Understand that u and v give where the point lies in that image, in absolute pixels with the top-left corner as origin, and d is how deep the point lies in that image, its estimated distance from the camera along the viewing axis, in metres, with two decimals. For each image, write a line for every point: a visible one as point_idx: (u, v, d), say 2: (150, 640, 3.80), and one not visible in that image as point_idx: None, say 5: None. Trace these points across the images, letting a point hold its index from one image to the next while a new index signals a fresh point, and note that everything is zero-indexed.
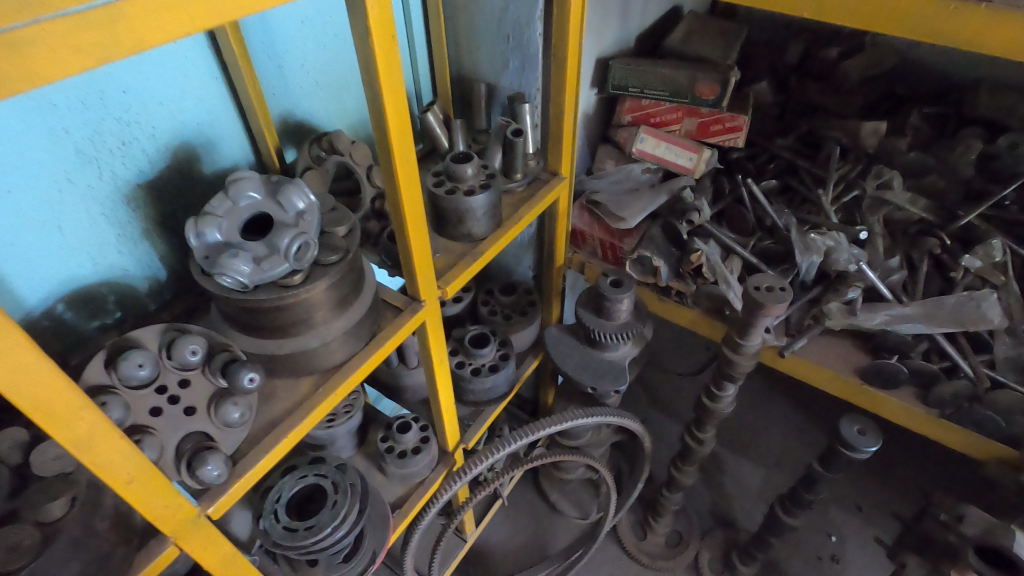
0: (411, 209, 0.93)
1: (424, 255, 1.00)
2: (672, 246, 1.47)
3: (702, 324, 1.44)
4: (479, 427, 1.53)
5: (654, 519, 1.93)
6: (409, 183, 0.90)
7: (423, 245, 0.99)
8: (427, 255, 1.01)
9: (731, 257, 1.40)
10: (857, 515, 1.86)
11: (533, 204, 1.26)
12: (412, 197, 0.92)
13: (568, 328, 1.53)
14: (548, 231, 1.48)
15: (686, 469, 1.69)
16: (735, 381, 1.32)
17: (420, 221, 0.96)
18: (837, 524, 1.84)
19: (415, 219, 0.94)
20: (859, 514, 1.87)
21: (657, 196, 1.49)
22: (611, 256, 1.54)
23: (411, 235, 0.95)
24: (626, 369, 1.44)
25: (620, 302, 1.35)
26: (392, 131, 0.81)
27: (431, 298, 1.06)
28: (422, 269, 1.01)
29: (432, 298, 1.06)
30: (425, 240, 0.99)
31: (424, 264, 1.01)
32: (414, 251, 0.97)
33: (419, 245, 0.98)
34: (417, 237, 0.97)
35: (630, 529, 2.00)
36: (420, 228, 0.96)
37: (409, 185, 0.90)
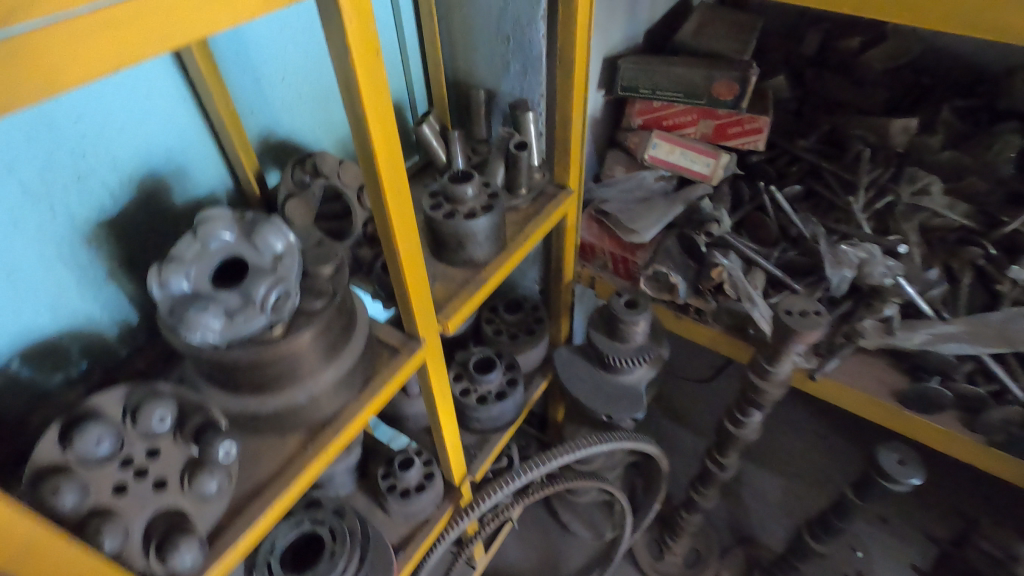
0: (405, 243, 0.83)
1: (421, 291, 0.90)
2: (689, 259, 1.36)
3: (724, 344, 1.34)
4: (486, 456, 1.43)
5: (671, 538, 1.84)
6: (402, 215, 0.80)
7: (421, 281, 0.89)
8: (424, 290, 0.91)
9: (754, 271, 1.30)
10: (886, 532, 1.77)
11: (539, 223, 1.16)
12: (406, 231, 0.82)
13: (579, 349, 1.43)
14: (556, 246, 1.38)
15: (707, 491, 1.60)
16: (762, 408, 1.22)
17: (416, 254, 0.86)
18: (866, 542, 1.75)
19: (410, 254, 0.85)
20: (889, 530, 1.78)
21: (672, 206, 1.38)
22: (623, 270, 1.44)
23: (406, 271, 0.85)
24: (643, 394, 1.34)
25: (636, 324, 1.25)
26: (380, 161, 0.71)
27: (431, 335, 0.96)
28: (420, 306, 0.91)
29: (432, 335, 0.96)
30: (423, 274, 0.89)
31: (421, 300, 0.91)
32: (410, 287, 0.87)
33: (415, 280, 0.88)
34: (413, 272, 0.87)
35: (646, 548, 1.92)
36: (416, 262, 0.86)
37: (403, 217, 0.80)
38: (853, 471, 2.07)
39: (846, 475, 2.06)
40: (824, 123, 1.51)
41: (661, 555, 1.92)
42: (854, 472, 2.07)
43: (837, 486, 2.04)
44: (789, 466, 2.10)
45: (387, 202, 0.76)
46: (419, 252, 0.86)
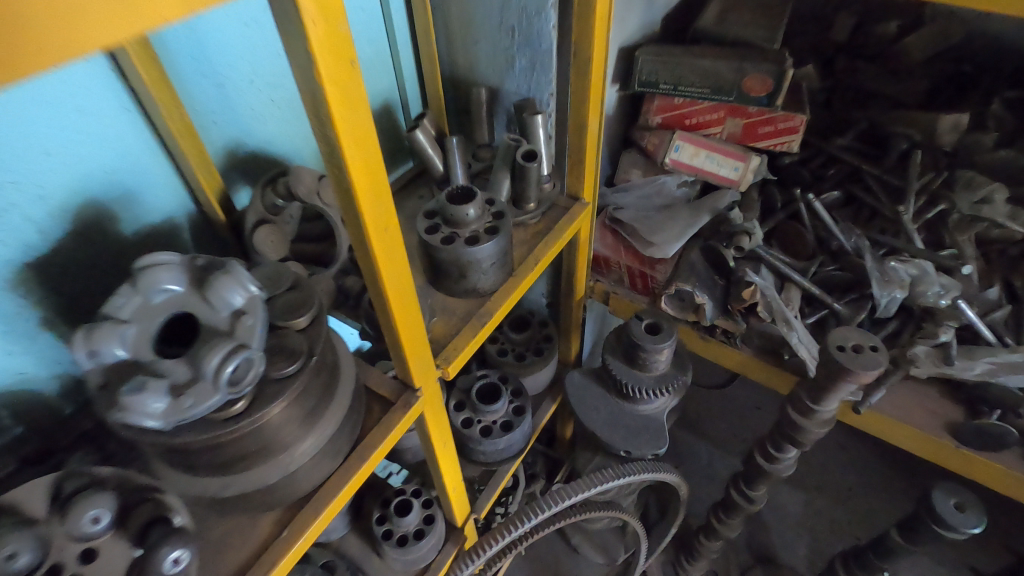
0: (398, 288, 0.69)
1: (417, 337, 0.76)
2: (715, 275, 1.23)
3: (755, 368, 1.21)
4: (492, 490, 1.31)
5: (687, 561, 1.73)
6: (392, 257, 0.65)
7: (416, 326, 0.75)
8: (420, 335, 0.77)
9: (789, 289, 1.16)
10: None
11: (551, 242, 1.01)
12: (397, 273, 0.67)
13: (593, 373, 1.29)
14: (567, 261, 1.24)
15: (731, 521, 1.48)
16: (801, 447, 1.09)
17: (410, 298, 0.72)
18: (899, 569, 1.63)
19: (403, 298, 0.71)
20: None
21: (697, 216, 1.24)
22: (641, 285, 1.30)
23: (399, 318, 0.71)
24: (665, 426, 1.21)
25: (659, 353, 1.12)
26: (362, 196, 0.57)
27: (429, 383, 0.82)
28: (416, 353, 0.77)
29: (430, 382, 0.82)
30: (418, 318, 0.75)
31: (418, 347, 0.77)
32: (403, 335, 0.74)
33: (410, 326, 0.74)
34: (407, 318, 0.73)
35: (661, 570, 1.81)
36: (409, 306, 0.72)
37: (393, 259, 0.66)
38: (880, 484, 1.95)
39: (872, 489, 1.94)
40: (863, 119, 1.37)
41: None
42: (880, 485, 1.95)
43: (862, 500, 1.92)
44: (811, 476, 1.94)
45: (372, 244, 0.62)
46: (414, 295, 0.72)
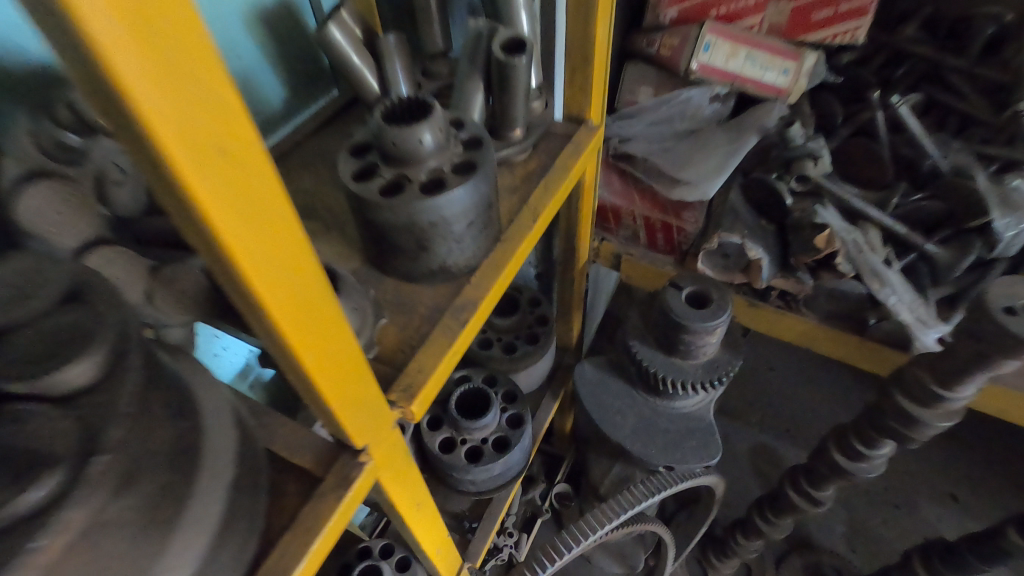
0: (293, 293, 0.32)
1: (348, 373, 0.41)
2: (762, 220, 0.91)
3: (824, 339, 0.91)
4: (485, 532, 0.97)
5: (716, 558, 1.40)
6: (266, 233, 0.29)
7: (343, 352, 0.39)
8: (353, 367, 0.41)
9: (868, 229, 0.85)
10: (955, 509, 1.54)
11: (554, 184, 0.67)
12: (287, 264, 0.31)
13: (608, 363, 0.98)
14: (568, 215, 0.90)
15: (780, 520, 1.20)
16: (907, 444, 0.79)
17: (323, 306, 0.35)
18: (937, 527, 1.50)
19: (309, 313, 0.34)
20: (958, 506, 1.55)
21: (739, 138, 0.90)
22: (662, 242, 0.99)
23: (301, 350, 0.35)
24: (713, 427, 0.90)
25: (710, 335, 0.80)
26: (130, 81, 0.20)
27: (378, 439, 0.47)
28: (349, 400, 0.42)
29: (382, 436, 0.48)
30: (344, 339, 0.39)
31: (352, 389, 0.42)
32: (317, 375, 0.38)
33: (330, 357, 0.38)
34: (321, 345, 0.37)
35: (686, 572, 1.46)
36: (322, 321, 0.36)
37: (270, 237, 0.29)
38: None
39: None
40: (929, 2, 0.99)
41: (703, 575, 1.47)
42: None
43: None
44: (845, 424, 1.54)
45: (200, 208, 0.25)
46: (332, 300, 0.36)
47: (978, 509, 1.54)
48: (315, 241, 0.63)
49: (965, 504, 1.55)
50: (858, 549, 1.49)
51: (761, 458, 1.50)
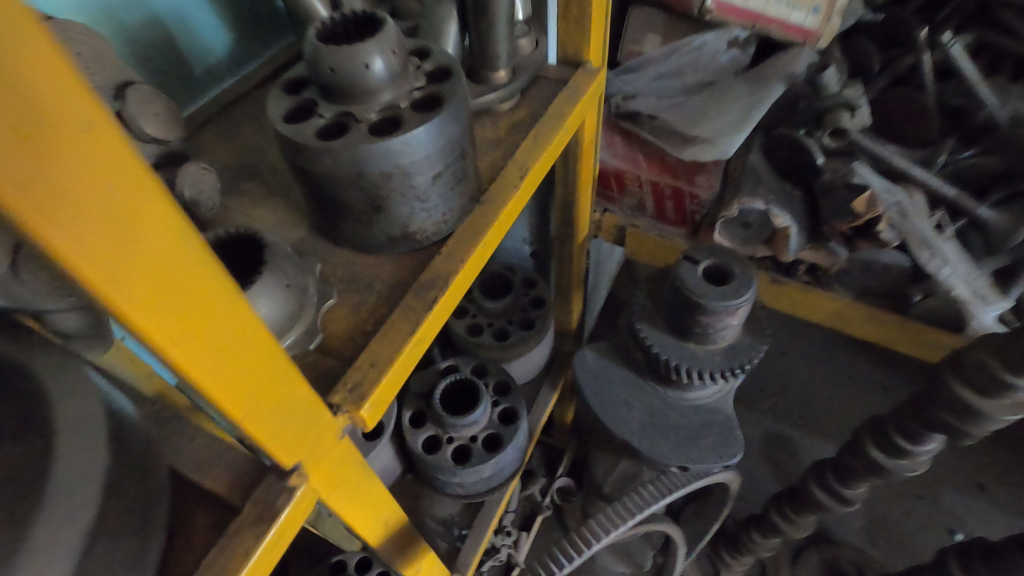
0: (174, 288, 0.23)
1: (277, 396, 0.31)
2: (788, 184, 0.79)
3: (859, 320, 0.80)
4: (476, 540, 0.86)
5: (728, 555, 1.29)
6: (110, 210, 0.19)
7: (272, 373, 0.30)
8: (285, 388, 0.32)
9: (913, 191, 0.74)
10: (981, 499, 1.44)
11: (547, 133, 0.56)
12: (157, 258, 0.21)
13: (612, 349, 0.86)
14: (565, 180, 0.78)
15: (800, 517, 1.09)
16: (960, 439, 0.69)
17: (235, 320, 0.26)
18: (961, 517, 1.41)
19: (212, 331, 0.25)
20: (984, 496, 1.45)
21: (762, 88, 0.79)
22: (671, 211, 0.88)
23: (204, 378, 0.26)
24: (733, 421, 0.79)
25: (732, 316, 0.68)
26: None
27: (318, 455, 0.37)
28: (280, 427, 0.32)
29: (323, 450, 0.37)
30: (271, 356, 0.30)
31: (285, 415, 0.32)
32: (232, 406, 0.29)
33: (251, 381, 0.29)
34: (237, 367, 0.28)
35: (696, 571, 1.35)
36: (234, 339, 0.27)
37: (120, 218, 0.19)
38: None
39: None
40: None
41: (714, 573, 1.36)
42: None
43: None
44: (864, 411, 1.43)
45: None
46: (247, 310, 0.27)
47: (1005, 498, 1.44)
48: (252, 206, 0.51)
49: (992, 493, 1.45)
50: (878, 542, 1.40)
51: (774, 447, 1.40)
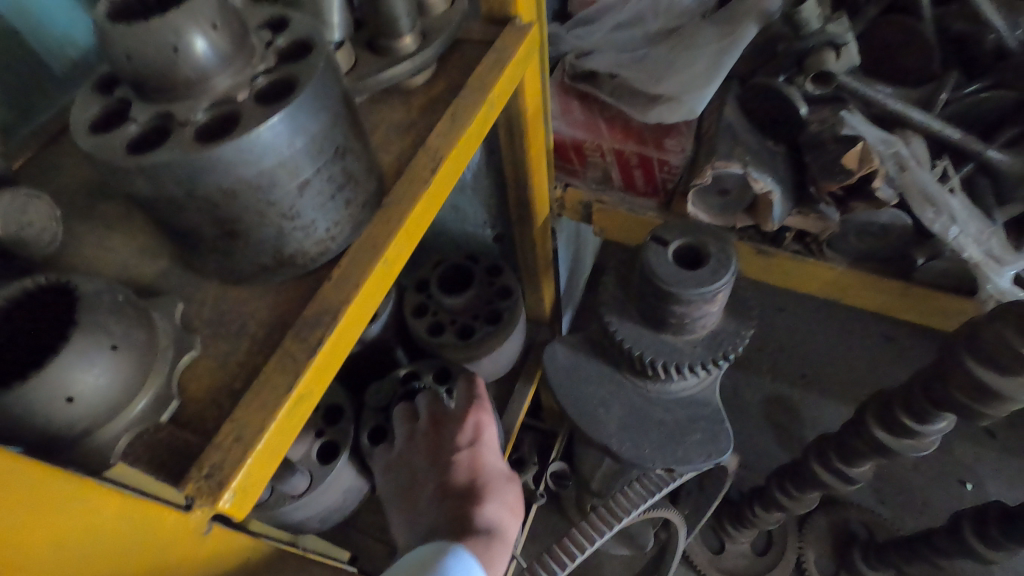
0: None
1: (10, 511, 0.23)
2: (768, 141, 0.69)
3: (858, 289, 0.71)
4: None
5: (733, 529, 1.22)
6: None
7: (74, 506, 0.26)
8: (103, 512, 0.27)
9: (911, 138, 0.65)
10: (990, 446, 1.38)
11: (464, 108, 0.46)
12: None
13: (585, 341, 0.77)
14: (514, 155, 0.68)
15: (803, 493, 1.02)
16: (975, 420, 0.61)
17: (54, 489, 0.25)
18: (970, 467, 1.35)
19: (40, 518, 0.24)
20: (993, 443, 1.38)
21: (733, 29, 0.68)
22: (640, 180, 0.77)
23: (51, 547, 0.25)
24: (722, 413, 0.71)
25: (709, 304, 0.59)
26: None
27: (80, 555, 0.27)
28: (24, 553, 0.24)
29: (96, 539, 0.27)
30: (58, 490, 0.25)
31: (75, 542, 0.26)
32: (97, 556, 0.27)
33: (42, 524, 0.25)
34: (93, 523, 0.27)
35: (700, 543, 1.29)
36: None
37: None
38: None
39: None
40: None
41: (720, 545, 1.31)
42: None
43: None
44: (865, 366, 1.35)
45: None
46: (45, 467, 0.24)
47: (1015, 443, 1.38)
48: (102, 232, 0.41)
49: (1002, 440, 1.39)
50: (888, 501, 1.34)
51: (775, 410, 1.33)
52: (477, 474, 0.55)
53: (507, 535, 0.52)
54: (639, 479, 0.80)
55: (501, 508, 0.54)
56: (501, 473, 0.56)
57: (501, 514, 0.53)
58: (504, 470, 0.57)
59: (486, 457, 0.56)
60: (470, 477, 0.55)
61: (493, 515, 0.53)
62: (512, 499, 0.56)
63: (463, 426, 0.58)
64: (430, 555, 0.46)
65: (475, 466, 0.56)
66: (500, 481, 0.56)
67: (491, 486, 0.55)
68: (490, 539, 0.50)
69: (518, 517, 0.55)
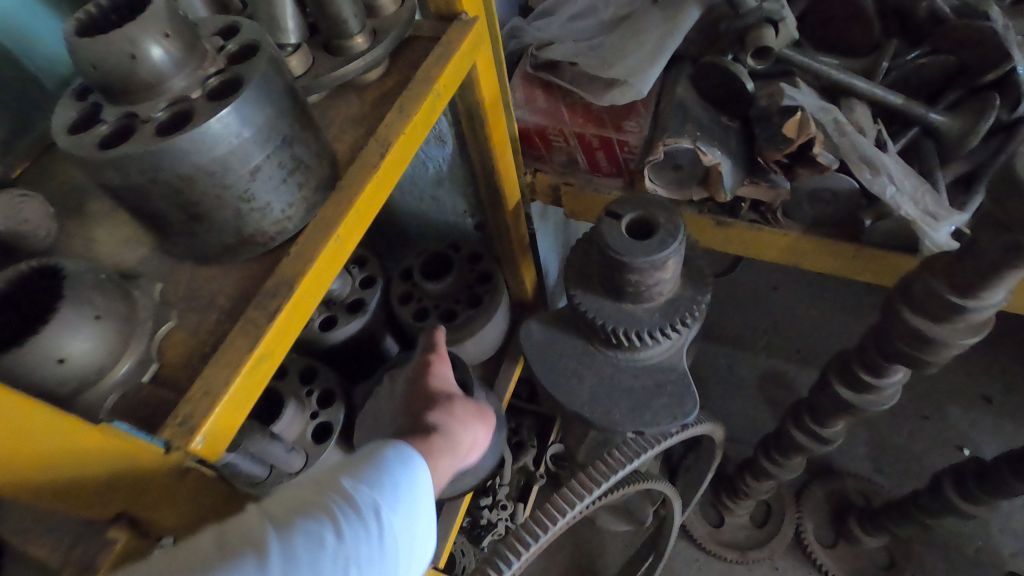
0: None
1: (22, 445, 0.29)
2: (721, 116, 0.72)
3: (812, 253, 0.74)
4: (440, 540, 0.79)
5: (730, 501, 1.25)
6: None
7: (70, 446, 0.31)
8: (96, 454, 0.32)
9: (853, 106, 0.68)
10: (987, 411, 1.38)
11: (411, 99, 0.50)
12: None
13: (559, 318, 0.81)
14: (479, 143, 0.73)
15: (789, 460, 1.05)
16: (923, 369, 0.63)
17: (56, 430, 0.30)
18: (966, 432, 1.36)
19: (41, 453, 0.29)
20: (990, 408, 1.39)
21: (678, 14, 0.74)
22: (604, 161, 0.80)
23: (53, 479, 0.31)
24: (688, 376, 0.74)
25: (663, 268, 0.63)
26: None
27: (52, 466, 0.30)
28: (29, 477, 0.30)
29: (2, 443, 0.28)
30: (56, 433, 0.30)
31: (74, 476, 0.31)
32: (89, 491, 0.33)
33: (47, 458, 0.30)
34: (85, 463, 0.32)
35: (699, 517, 1.33)
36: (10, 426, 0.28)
37: None
38: None
39: None
40: None
41: (720, 519, 1.34)
42: None
43: None
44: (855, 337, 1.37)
45: None
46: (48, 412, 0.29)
47: (1013, 408, 1.38)
48: (92, 227, 0.46)
49: (999, 405, 1.39)
50: (885, 468, 1.35)
51: (770, 385, 1.36)
52: (427, 394, 0.57)
53: (454, 434, 0.52)
54: (619, 447, 0.84)
55: (450, 415, 0.54)
56: (450, 393, 0.58)
57: (447, 419, 0.54)
58: (455, 391, 0.58)
59: (435, 381, 0.59)
60: (421, 400, 0.58)
61: (437, 419, 0.53)
62: (462, 411, 0.56)
63: (416, 361, 0.62)
64: (373, 449, 0.43)
65: (427, 389, 0.59)
66: (447, 398, 0.56)
67: (440, 400, 0.56)
68: (431, 435, 0.51)
69: (469, 426, 0.54)
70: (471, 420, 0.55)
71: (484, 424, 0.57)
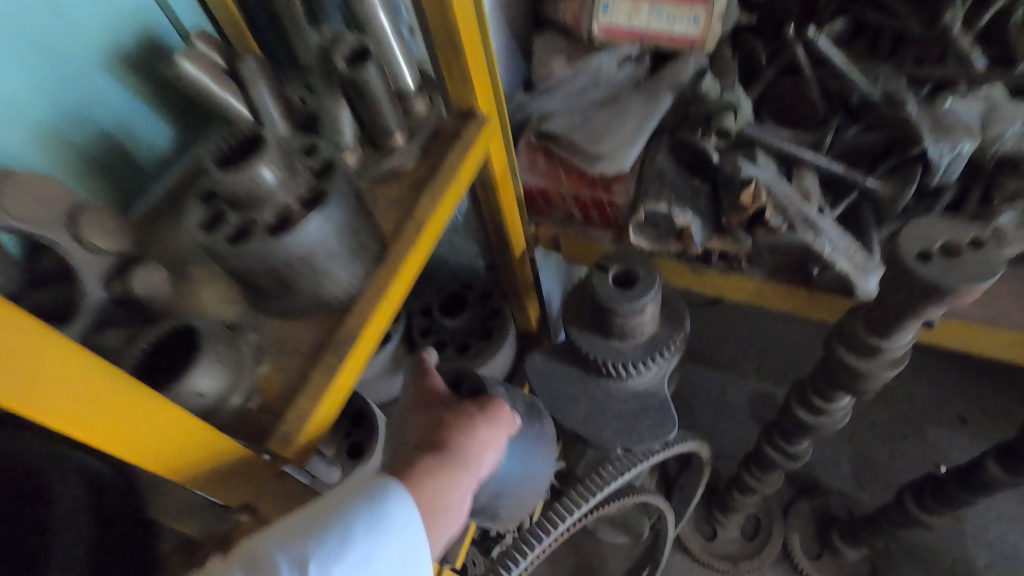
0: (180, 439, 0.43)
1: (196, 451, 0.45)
2: (693, 180, 0.87)
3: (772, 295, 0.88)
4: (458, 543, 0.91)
5: (721, 514, 1.36)
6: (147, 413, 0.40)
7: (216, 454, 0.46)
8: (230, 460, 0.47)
9: (802, 176, 0.81)
10: (961, 432, 1.49)
11: (440, 188, 0.64)
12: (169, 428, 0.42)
13: (559, 350, 0.94)
14: (491, 205, 0.87)
15: (768, 475, 1.17)
16: (860, 395, 0.76)
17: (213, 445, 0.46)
18: (941, 451, 1.46)
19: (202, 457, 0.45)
20: (964, 429, 1.49)
21: (655, 101, 0.89)
22: (597, 217, 0.94)
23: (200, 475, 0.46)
24: (668, 401, 0.88)
25: (641, 312, 0.77)
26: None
27: (206, 467, 0.46)
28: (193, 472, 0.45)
29: (187, 447, 0.44)
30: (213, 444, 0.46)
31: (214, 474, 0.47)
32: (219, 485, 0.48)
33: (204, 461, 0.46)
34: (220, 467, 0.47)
35: (693, 531, 1.43)
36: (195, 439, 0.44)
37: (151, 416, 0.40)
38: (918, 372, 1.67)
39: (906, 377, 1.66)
40: None
41: (713, 532, 1.44)
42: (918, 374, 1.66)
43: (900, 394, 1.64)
44: None
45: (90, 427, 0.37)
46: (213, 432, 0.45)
47: (986, 429, 1.49)
48: (199, 289, 0.61)
49: (972, 426, 1.49)
50: (866, 484, 1.45)
51: (758, 406, 1.48)
52: (427, 411, 0.61)
53: (453, 450, 0.56)
54: (613, 462, 0.97)
55: (451, 428, 0.58)
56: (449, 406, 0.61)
57: (449, 433, 0.57)
58: (454, 402, 0.62)
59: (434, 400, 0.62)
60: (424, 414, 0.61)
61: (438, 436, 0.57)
62: (459, 420, 0.59)
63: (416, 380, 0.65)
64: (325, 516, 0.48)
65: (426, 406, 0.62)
66: (446, 414, 0.60)
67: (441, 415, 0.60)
68: (430, 457, 0.55)
69: (469, 433, 0.58)
70: (472, 427, 0.58)
71: (488, 421, 0.60)
